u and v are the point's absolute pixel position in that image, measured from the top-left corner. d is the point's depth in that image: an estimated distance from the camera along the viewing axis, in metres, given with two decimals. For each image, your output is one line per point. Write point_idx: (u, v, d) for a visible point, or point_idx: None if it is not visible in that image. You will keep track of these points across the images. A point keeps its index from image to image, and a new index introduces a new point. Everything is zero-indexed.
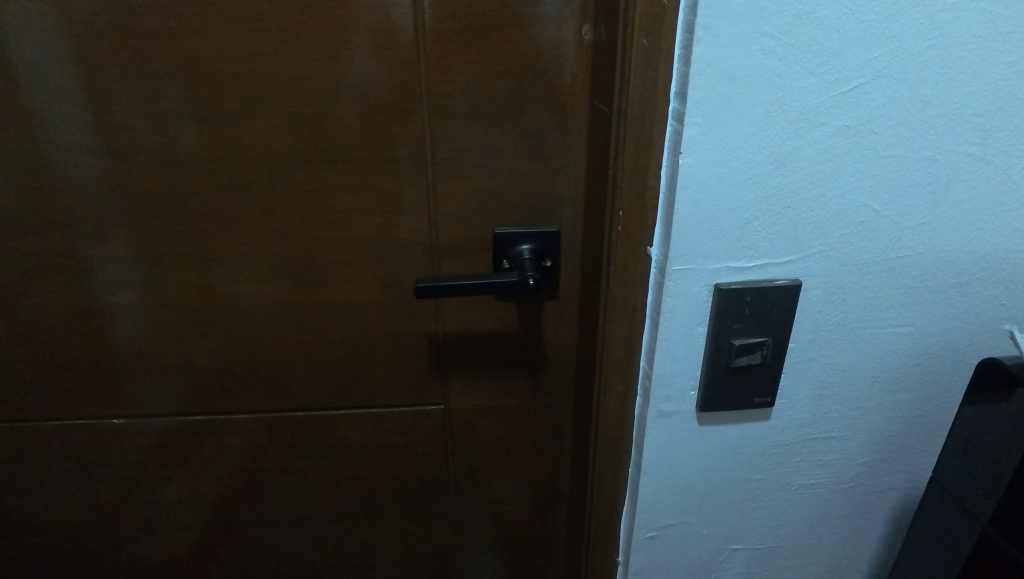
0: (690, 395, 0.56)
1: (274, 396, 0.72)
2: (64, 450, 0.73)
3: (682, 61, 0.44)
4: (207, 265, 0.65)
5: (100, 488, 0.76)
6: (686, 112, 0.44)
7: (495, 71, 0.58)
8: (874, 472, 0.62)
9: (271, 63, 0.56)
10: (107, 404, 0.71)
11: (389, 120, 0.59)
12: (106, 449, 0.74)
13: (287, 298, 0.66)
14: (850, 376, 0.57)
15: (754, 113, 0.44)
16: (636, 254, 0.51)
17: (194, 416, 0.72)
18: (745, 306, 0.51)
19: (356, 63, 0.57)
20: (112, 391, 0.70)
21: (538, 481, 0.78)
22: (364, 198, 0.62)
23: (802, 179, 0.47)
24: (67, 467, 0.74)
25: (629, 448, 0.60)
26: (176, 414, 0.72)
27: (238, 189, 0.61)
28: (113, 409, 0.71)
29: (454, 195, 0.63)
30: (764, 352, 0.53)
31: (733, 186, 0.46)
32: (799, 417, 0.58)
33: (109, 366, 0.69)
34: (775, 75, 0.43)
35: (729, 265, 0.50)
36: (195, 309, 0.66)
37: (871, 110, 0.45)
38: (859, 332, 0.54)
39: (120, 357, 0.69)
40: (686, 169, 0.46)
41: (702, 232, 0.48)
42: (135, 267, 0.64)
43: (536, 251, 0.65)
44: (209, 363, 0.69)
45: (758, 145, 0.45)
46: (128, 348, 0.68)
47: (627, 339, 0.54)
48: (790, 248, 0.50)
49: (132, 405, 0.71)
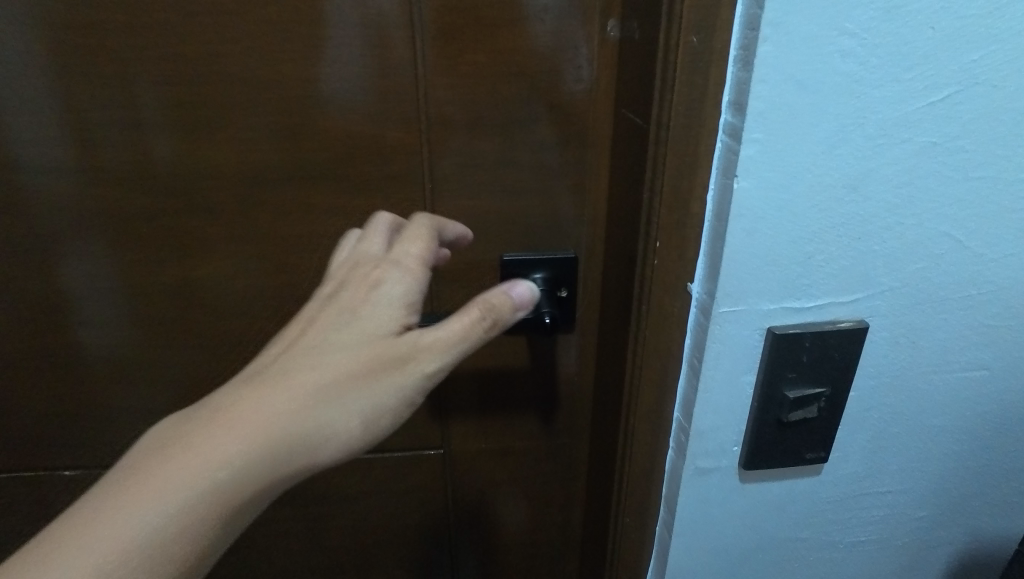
0: (733, 449, 0.48)
1: None
2: (27, 493, 0.67)
3: (739, 64, 0.36)
4: (179, 294, 0.58)
5: None
6: (743, 126, 0.36)
7: (504, 73, 0.50)
8: (931, 527, 0.55)
9: (250, 67, 0.48)
10: (71, 443, 0.64)
11: (381, 131, 0.51)
12: (73, 490, 0.67)
13: (270, 330, 0.60)
14: (912, 425, 0.49)
15: (825, 127, 0.36)
16: (674, 291, 0.43)
17: None
18: (802, 351, 0.43)
19: (343, 64, 0.49)
20: (78, 430, 0.64)
21: (549, 526, 0.71)
22: (354, 221, 0.55)
23: (876, 205, 0.39)
24: (30, 508, 0.68)
25: (657, 505, 0.53)
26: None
27: (213, 211, 0.54)
28: (79, 448, 0.65)
29: (457, 217, 0.55)
30: (820, 403, 0.46)
31: (796, 215, 0.39)
32: (853, 470, 0.51)
33: (73, 403, 0.62)
34: (852, 81, 0.35)
35: (786, 305, 0.42)
36: (165, 340, 0.60)
37: (962, 123, 0.38)
38: (926, 376, 0.47)
39: (85, 392, 0.62)
40: (741, 194, 0.38)
41: (757, 270, 0.40)
42: (99, 298, 0.57)
43: (549, 280, 0.57)
44: (182, 399, 0.63)
45: (828, 167, 0.37)
46: (92, 383, 0.61)
47: (660, 387, 0.47)
48: (856, 284, 0.42)
49: (101, 443, 0.65)
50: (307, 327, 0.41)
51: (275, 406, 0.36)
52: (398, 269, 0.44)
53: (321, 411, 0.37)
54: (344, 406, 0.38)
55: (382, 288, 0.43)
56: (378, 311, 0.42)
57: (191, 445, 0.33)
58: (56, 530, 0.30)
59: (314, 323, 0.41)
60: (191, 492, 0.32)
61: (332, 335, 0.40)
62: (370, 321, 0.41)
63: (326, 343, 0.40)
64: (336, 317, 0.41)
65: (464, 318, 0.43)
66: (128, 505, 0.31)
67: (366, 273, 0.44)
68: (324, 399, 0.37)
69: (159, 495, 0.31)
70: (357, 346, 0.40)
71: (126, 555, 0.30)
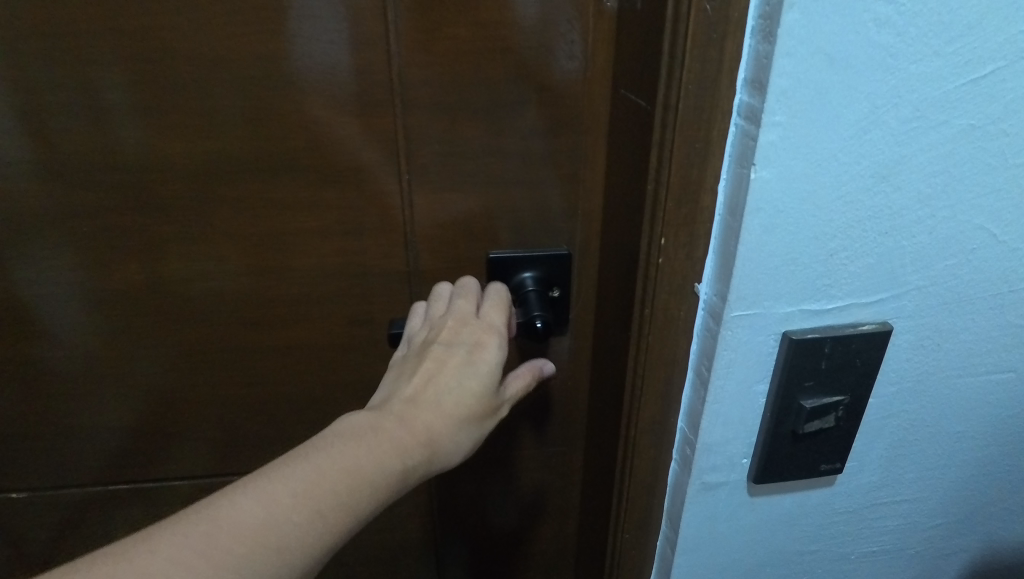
0: (742, 463, 0.44)
1: (223, 444, 0.60)
2: None
3: (759, 35, 0.31)
4: (130, 298, 0.52)
5: (22, 552, 0.65)
6: (763, 107, 0.32)
7: (490, 51, 0.45)
8: (945, 535, 0.52)
9: (201, 44, 0.43)
10: (16, 462, 0.59)
11: (353, 116, 0.46)
12: (22, 510, 0.62)
13: (235, 336, 0.55)
14: (933, 433, 0.46)
15: (854, 108, 0.32)
16: (680, 293, 0.39)
17: (128, 470, 0.61)
18: (822, 359, 0.39)
19: (307, 40, 0.43)
20: (22, 448, 0.58)
21: (541, 529, 0.68)
22: (324, 216, 0.50)
23: (907, 196, 0.35)
24: None
25: (659, 521, 0.49)
26: (107, 468, 0.60)
27: (165, 206, 0.48)
28: (26, 467, 0.59)
29: (439, 210, 0.51)
30: (838, 413, 0.42)
31: (819, 209, 0.35)
32: (868, 480, 0.47)
33: (15, 420, 0.56)
34: (887, 56, 0.31)
35: (804, 308, 0.38)
36: (117, 350, 0.54)
37: (1007, 103, 0.33)
38: (950, 381, 0.43)
39: (27, 407, 0.56)
40: (759, 185, 0.33)
41: (774, 270, 0.36)
42: (43, 305, 0.51)
43: (541, 280, 0.53)
44: (139, 411, 0.57)
45: (855, 154, 0.33)
46: (37, 398, 0.56)
47: (663, 397, 0.43)
48: (882, 284, 0.38)
49: (49, 461, 0.59)
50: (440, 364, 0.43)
51: (436, 424, 0.40)
52: (498, 337, 0.45)
53: (457, 434, 0.42)
54: (465, 436, 0.42)
55: (491, 349, 0.44)
56: (491, 367, 0.44)
57: (387, 435, 0.38)
58: (297, 459, 0.36)
59: (445, 362, 0.43)
60: (391, 471, 0.37)
61: (462, 383, 0.42)
62: (492, 369, 0.44)
63: (459, 389, 0.42)
64: (468, 361, 0.43)
65: (520, 376, 0.48)
66: (353, 463, 0.36)
67: (477, 333, 0.45)
68: (461, 428, 0.42)
69: (371, 467, 0.37)
70: (482, 391, 0.43)
71: (351, 490, 0.36)
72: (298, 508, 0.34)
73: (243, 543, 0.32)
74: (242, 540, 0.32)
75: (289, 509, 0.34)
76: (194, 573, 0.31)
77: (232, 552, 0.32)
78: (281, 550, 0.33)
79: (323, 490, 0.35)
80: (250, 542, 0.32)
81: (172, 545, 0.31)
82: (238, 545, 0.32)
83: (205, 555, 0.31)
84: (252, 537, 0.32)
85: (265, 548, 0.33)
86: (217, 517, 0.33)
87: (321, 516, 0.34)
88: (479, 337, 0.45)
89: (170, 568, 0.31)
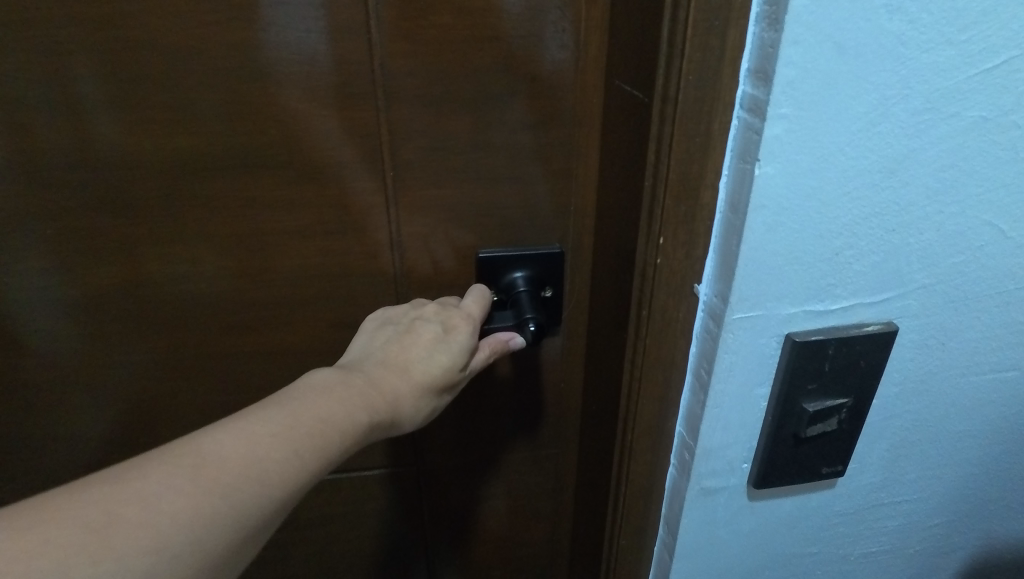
0: (742, 467, 0.43)
1: None
2: None
3: (764, 23, 0.29)
4: (99, 301, 0.49)
5: None
6: (768, 99, 0.30)
7: (478, 39, 0.42)
8: (944, 534, 0.51)
9: (168, 32, 0.40)
10: None
11: (332, 109, 0.44)
12: None
13: (213, 340, 0.52)
14: (934, 432, 0.45)
15: (862, 100, 0.30)
16: (679, 293, 0.37)
17: None
18: (825, 360, 0.38)
19: (281, 28, 0.41)
20: None
21: (534, 529, 0.67)
22: (305, 214, 0.48)
23: (915, 191, 0.34)
24: None
25: (656, 525, 0.47)
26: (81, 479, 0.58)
27: (134, 205, 0.46)
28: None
29: (425, 207, 0.48)
30: (841, 415, 0.41)
31: (825, 205, 0.33)
32: (869, 481, 0.46)
33: None
34: (898, 45, 0.29)
35: (807, 308, 0.36)
36: (88, 356, 0.51)
37: (1020, 94, 0.32)
38: (953, 379, 0.42)
39: None
40: (763, 182, 0.32)
41: (778, 270, 0.34)
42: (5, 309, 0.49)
43: (532, 279, 0.52)
44: (113, 419, 0.55)
45: (863, 147, 0.32)
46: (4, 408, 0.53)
47: (661, 400, 0.41)
48: (887, 282, 0.37)
49: (19, 472, 0.56)
50: (412, 338, 0.45)
51: (404, 392, 0.43)
52: (472, 323, 0.47)
53: (419, 403, 0.44)
54: (425, 405, 0.45)
55: (465, 331, 0.46)
56: (463, 347, 0.45)
57: (356, 394, 0.40)
58: (273, 404, 0.36)
59: (418, 335, 0.45)
60: (360, 425, 0.38)
61: (432, 357, 0.44)
62: (462, 351, 0.45)
63: (428, 361, 0.44)
64: (439, 341, 0.45)
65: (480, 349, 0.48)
66: (325, 414, 0.37)
67: (452, 316, 0.47)
68: (423, 396, 0.44)
69: (343, 420, 0.38)
70: (448, 368, 0.45)
71: (323, 438, 0.36)
72: (275, 446, 0.34)
73: (228, 474, 0.31)
74: (227, 470, 0.31)
75: (267, 447, 0.33)
76: (183, 499, 0.29)
77: (218, 485, 0.31)
78: (262, 486, 0.32)
79: (297, 433, 0.35)
80: (234, 475, 0.31)
81: (160, 472, 0.30)
82: (224, 475, 0.31)
83: (192, 485, 0.30)
84: (235, 471, 0.32)
85: (249, 481, 0.32)
86: (202, 450, 0.32)
87: (298, 456, 0.34)
88: (452, 319, 0.46)
89: (160, 492, 0.29)
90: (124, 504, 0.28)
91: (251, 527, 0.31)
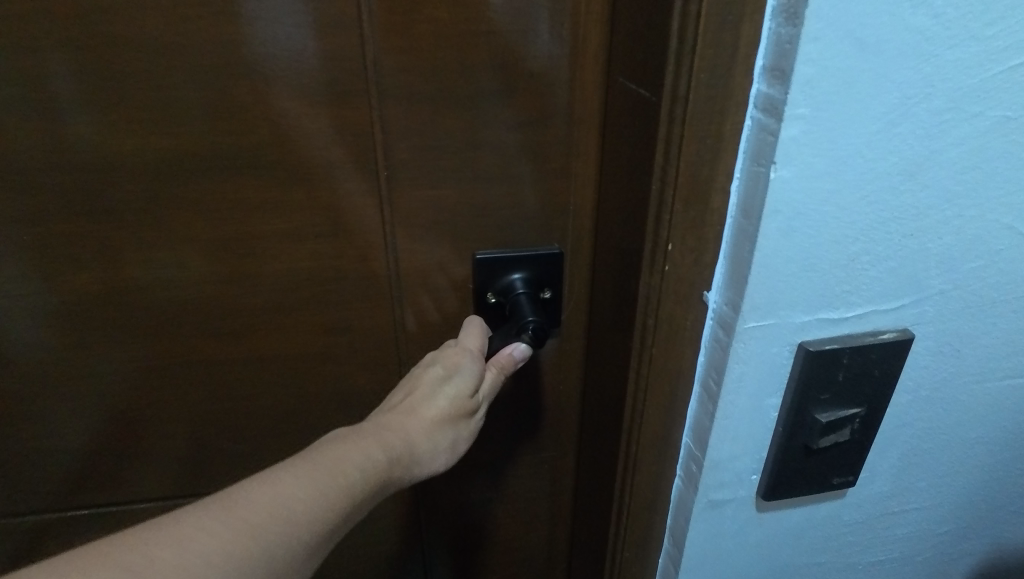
0: (751, 478, 0.41)
1: (191, 461, 0.56)
2: None
3: (780, 17, 0.28)
4: (80, 309, 0.47)
5: None
6: (785, 98, 0.28)
7: (475, 33, 0.41)
8: (953, 540, 0.50)
9: (148, 27, 0.38)
10: None
11: (322, 107, 0.42)
12: None
13: (200, 347, 0.50)
14: (946, 440, 0.44)
15: (883, 100, 0.29)
16: (686, 301, 0.36)
17: (87, 493, 0.56)
18: (839, 370, 0.37)
19: (266, 22, 0.39)
20: None
21: (533, 534, 0.65)
22: (295, 217, 0.46)
23: (935, 195, 0.32)
24: None
25: (661, 537, 0.46)
26: (65, 491, 0.56)
27: (115, 209, 0.44)
28: None
29: (420, 209, 0.47)
30: (854, 426, 0.39)
31: (842, 209, 0.31)
32: (878, 489, 0.45)
33: None
34: (921, 41, 0.28)
35: (821, 316, 0.35)
36: (69, 366, 0.49)
37: None
38: (967, 387, 0.41)
39: None
40: (778, 185, 0.30)
41: (792, 278, 0.33)
42: None
43: (531, 281, 0.50)
44: (97, 429, 0.53)
45: (883, 149, 0.30)
46: None
47: (668, 410, 0.40)
48: (903, 288, 0.35)
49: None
50: (416, 381, 0.46)
51: (416, 431, 0.43)
52: (472, 352, 0.47)
53: (434, 439, 0.44)
54: (440, 439, 0.45)
55: (465, 362, 0.46)
56: (467, 378, 0.46)
57: (369, 439, 0.41)
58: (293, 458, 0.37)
59: (421, 377, 0.46)
60: (377, 465, 0.39)
61: (437, 391, 0.45)
62: (466, 382, 0.46)
63: (434, 397, 0.45)
64: (441, 376, 0.46)
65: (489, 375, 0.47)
66: (341, 458, 0.38)
67: (451, 351, 0.47)
68: (436, 431, 0.45)
69: (358, 458, 0.38)
70: (455, 399, 0.45)
71: (345, 477, 0.37)
72: (301, 486, 0.34)
73: (260, 513, 0.32)
74: (256, 511, 0.32)
75: (294, 485, 0.34)
76: (217, 540, 0.30)
77: (249, 524, 0.31)
78: (293, 524, 0.32)
79: (320, 475, 0.36)
80: (264, 514, 0.32)
81: (193, 518, 0.30)
82: (254, 514, 0.31)
83: (225, 525, 0.30)
84: (266, 510, 0.32)
85: (279, 519, 0.32)
86: (231, 496, 0.32)
87: (324, 495, 0.35)
88: (453, 354, 0.47)
89: (194, 535, 0.29)
90: (159, 548, 0.28)
91: (281, 566, 0.31)
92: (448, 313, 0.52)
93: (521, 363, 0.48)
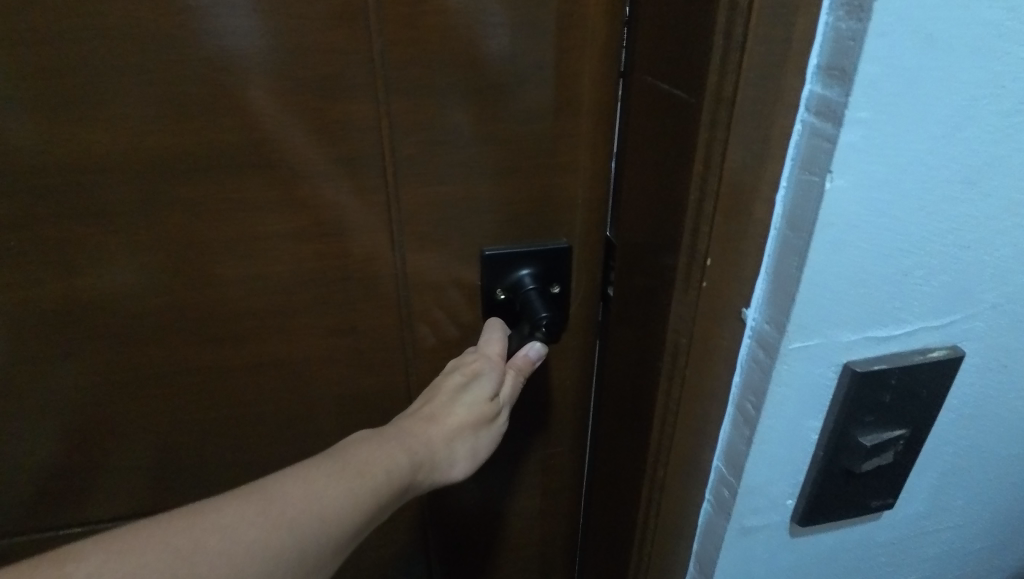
0: (786, 503, 0.39)
1: (186, 477, 0.53)
2: None
3: (841, 9, 0.25)
4: (65, 321, 0.44)
5: None
6: (845, 100, 0.26)
7: (490, 26, 0.38)
8: (984, 557, 0.48)
9: (135, 19, 0.35)
10: None
11: (324, 105, 0.39)
12: None
13: (194, 360, 0.47)
14: (986, 457, 0.41)
15: (949, 101, 0.26)
16: (723, 316, 0.33)
17: (74, 515, 0.53)
18: (886, 391, 0.34)
19: (264, 14, 0.36)
20: None
21: (542, 542, 0.64)
22: (295, 222, 0.43)
23: (995, 203, 0.30)
24: None
25: (687, 561, 0.43)
26: (53, 514, 0.53)
27: (100, 215, 0.40)
28: None
29: (429, 214, 0.44)
30: (897, 447, 0.37)
31: (897, 221, 0.29)
32: (915, 508, 0.43)
33: None
34: (994, 37, 0.25)
35: (868, 334, 0.32)
36: (54, 382, 0.46)
37: None
38: (1011, 403, 0.39)
39: None
40: (833, 196, 0.27)
41: (841, 294, 0.30)
42: None
43: (540, 276, 0.47)
44: (85, 447, 0.50)
45: (945, 155, 0.28)
46: None
47: (698, 430, 0.37)
48: (955, 304, 0.33)
49: None
50: (436, 388, 0.44)
51: (437, 437, 0.41)
52: (492, 359, 0.45)
53: (455, 445, 0.42)
54: (462, 447, 0.43)
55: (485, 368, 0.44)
56: (487, 386, 0.44)
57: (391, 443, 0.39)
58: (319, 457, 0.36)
59: (441, 384, 0.44)
60: (400, 469, 0.38)
61: (457, 398, 0.43)
62: (487, 389, 0.43)
63: (454, 404, 0.43)
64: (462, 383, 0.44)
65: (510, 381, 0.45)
66: (365, 462, 0.36)
67: (471, 359, 0.45)
68: (457, 438, 0.42)
69: (379, 463, 0.37)
70: (477, 406, 0.43)
71: (371, 479, 0.35)
72: (331, 485, 0.34)
73: (295, 508, 0.32)
74: (293, 505, 0.32)
75: (324, 484, 0.33)
76: (256, 531, 0.30)
77: (285, 517, 0.31)
78: (323, 521, 0.32)
79: (345, 476, 0.35)
80: (299, 509, 0.32)
81: (235, 506, 0.30)
82: (290, 509, 0.31)
83: (263, 517, 0.30)
84: (301, 506, 0.32)
85: (312, 516, 0.32)
86: (270, 487, 0.32)
87: (352, 495, 0.34)
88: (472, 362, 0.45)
89: (236, 524, 0.30)
90: (205, 533, 0.29)
91: (314, 560, 0.31)
92: (457, 321, 0.50)
93: (538, 363, 0.47)
